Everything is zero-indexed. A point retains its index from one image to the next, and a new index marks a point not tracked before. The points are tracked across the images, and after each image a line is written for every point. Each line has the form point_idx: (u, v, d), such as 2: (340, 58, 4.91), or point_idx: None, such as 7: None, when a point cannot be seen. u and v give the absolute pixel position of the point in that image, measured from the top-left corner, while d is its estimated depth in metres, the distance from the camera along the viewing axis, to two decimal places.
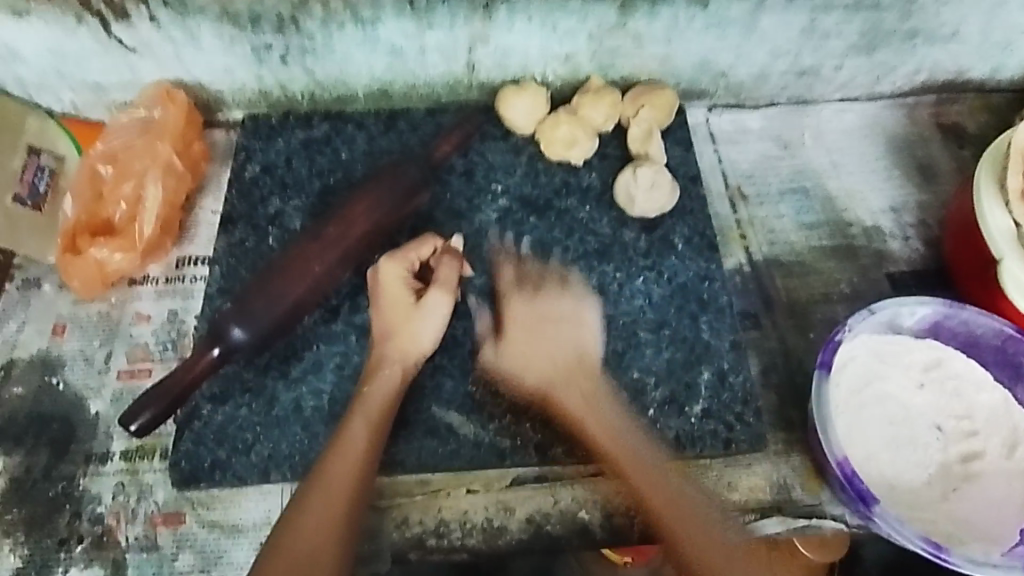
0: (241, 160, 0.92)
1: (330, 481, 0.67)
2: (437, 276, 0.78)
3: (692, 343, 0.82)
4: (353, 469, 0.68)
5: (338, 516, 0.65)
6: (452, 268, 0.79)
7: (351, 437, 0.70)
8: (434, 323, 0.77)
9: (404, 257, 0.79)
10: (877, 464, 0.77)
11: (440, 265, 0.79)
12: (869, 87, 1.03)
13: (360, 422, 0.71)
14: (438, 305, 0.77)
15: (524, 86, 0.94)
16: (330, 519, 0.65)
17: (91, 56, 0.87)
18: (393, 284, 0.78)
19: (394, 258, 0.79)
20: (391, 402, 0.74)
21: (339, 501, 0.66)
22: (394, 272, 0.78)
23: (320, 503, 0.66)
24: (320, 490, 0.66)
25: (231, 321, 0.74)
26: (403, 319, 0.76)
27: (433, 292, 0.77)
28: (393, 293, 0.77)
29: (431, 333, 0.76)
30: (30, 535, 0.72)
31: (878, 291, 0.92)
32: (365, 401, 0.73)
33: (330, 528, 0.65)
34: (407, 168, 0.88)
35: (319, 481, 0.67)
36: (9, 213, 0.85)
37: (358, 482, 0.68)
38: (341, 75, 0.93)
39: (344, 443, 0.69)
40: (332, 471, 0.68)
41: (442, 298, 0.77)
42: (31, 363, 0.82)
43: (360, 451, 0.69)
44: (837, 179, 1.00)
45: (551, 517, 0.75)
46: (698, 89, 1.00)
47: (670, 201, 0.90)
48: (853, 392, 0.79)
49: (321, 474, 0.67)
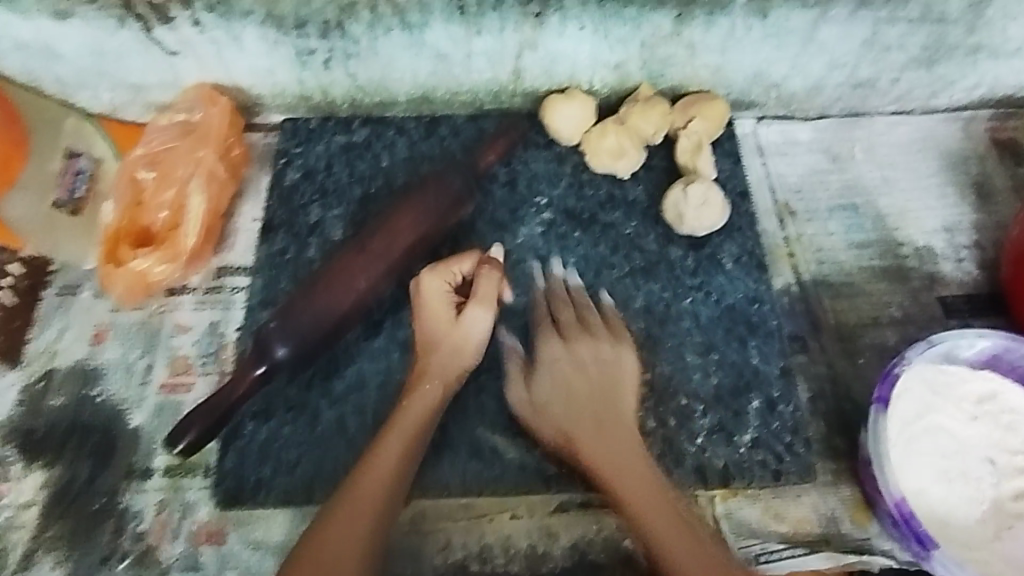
0: (280, 166, 0.90)
1: (359, 499, 0.63)
2: (478, 292, 0.77)
3: (740, 368, 0.81)
4: (384, 489, 0.65)
5: (364, 536, 0.61)
6: (492, 284, 0.78)
7: (383, 454, 0.67)
8: (476, 342, 0.75)
9: (446, 270, 0.77)
10: (929, 499, 0.74)
11: (481, 280, 0.77)
12: (925, 100, 1.00)
13: (395, 440, 0.68)
14: (479, 323, 0.75)
15: (572, 94, 0.90)
16: (356, 539, 0.61)
17: (132, 57, 0.85)
18: (434, 298, 0.76)
19: (435, 271, 0.77)
20: (427, 422, 0.71)
21: (366, 519, 0.62)
22: (435, 286, 0.76)
23: (346, 520, 0.62)
24: (347, 507, 0.62)
25: (276, 338, 0.73)
26: (446, 335, 0.74)
27: (474, 309, 0.76)
28: (435, 308, 0.75)
29: (473, 354, 0.75)
30: (73, 550, 0.73)
31: (930, 315, 0.89)
32: (400, 421, 0.70)
33: (354, 547, 0.60)
34: (452, 179, 0.84)
35: (349, 498, 0.63)
36: (49, 216, 0.85)
37: (388, 503, 0.64)
38: (384, 79, 0.90)
39: (375, 461, 0.66)
40: (362, 487, 0.64)
41: (484, 315, 0.76)
42: (70, 373, 0.81)
43: (391, 469, 0.66)
44: (888, 196, 0.97)
45: (594, 545, 0.74)
46: (748, 99, 0.97)
47: (720, 219, 0.86)
48: (909, 425, 0.76)
49: (351, 492, 0.64)
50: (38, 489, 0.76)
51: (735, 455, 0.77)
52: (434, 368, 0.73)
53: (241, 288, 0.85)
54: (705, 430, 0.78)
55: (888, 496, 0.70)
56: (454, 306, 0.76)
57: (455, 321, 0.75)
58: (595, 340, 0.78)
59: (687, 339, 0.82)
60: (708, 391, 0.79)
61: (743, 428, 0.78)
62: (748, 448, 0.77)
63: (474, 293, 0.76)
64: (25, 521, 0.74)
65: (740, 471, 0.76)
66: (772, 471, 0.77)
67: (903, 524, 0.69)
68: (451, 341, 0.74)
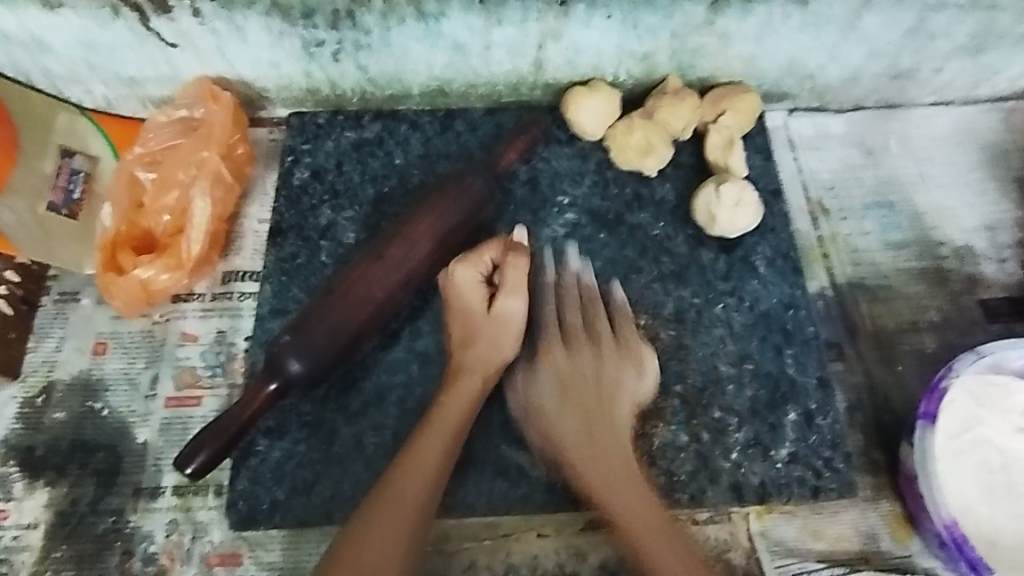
0: (289, 164, 0.85)
1: (397, 497, 0.63)
2: (507, 280, 0.73)
3: (776, 378, 0.77)
4: (423, 486, 0.64)
5: (402, 534, 0.61)
6: (521, 269, 0.74)
7: (422, 453, 0.66)
8: (513, 333, 0.73)
9: (475, 261, 0.74)
10: (976, 517, 0.70)
11: (510, 267, 0.74)
12: (966, 90, 0.95)
13: (436, 435, 0.67)
14: (513, 312, 0.73)
15: (596, 87, 0.85)
16: (395, 537, 0.61)
17: (126, 48, 0.79)
18: (467, 289, 0.73)
19: (466, 262, 0.74)
20: (466, 417, 0.69)
21: (405, 517, 0.62)
22: (466, 277, 0.74)
23: (384, 519, 0.61)
24: (388, 501, 0.62)
25: (289, 353, 0.69)
26: (479, 328, 0.72)
27: (506, 298, 0.73)
28: (466, 300, 0.73)
29: (512, 346, 0.72)
30: (80, 573, 0.70)
31: (971, 319, 0.86)
32: (439, 416, 0.68)
33: (393, 545, 0.61)
34: (472, 180, 0.79)
35: (387, 497, 0.63)
36: (41, 221, 0.79)
37: (428, 500, 0.64)
38: (396, 71, 0.85)
39: (415, 458, 0.65)
40: (401, 485, 0.64)
41: (516, 303, 0.73)
42: (72, 386, 0.77)
43: (432, 466, 0.65)
44: (925, 192, 0.92)
45: (625, 564, 0.71)
46: (781, 91, 0.92)
47: (754, 221, 0.82)
48: (954, 440, 0.71)
49: (388, 490, 0.63)
50: (42, 509, 0.72)
51: (772, 471, 0.74)
52: (471, 364, 0.71)
53: (250, 294, 0.81)
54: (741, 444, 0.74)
55: (939, 518, 0.69)
56: (486, 296, 0.74)
57: (487, 313, 0.73)
58: (596, 339, 0.75)
59: (719, 349, 0.78)
60: (744, 404, 0.76)
61: (779, 443, 0.75)
62: (784, 463, 0.74)
63: (503, 282, 0.73)
64: (29, 543, 0.71)
65: (777, 488, 0.73)
66: (811, 488, 0.73)
67: (955, 549, 0.68)
68: (488, 331, 0.72)
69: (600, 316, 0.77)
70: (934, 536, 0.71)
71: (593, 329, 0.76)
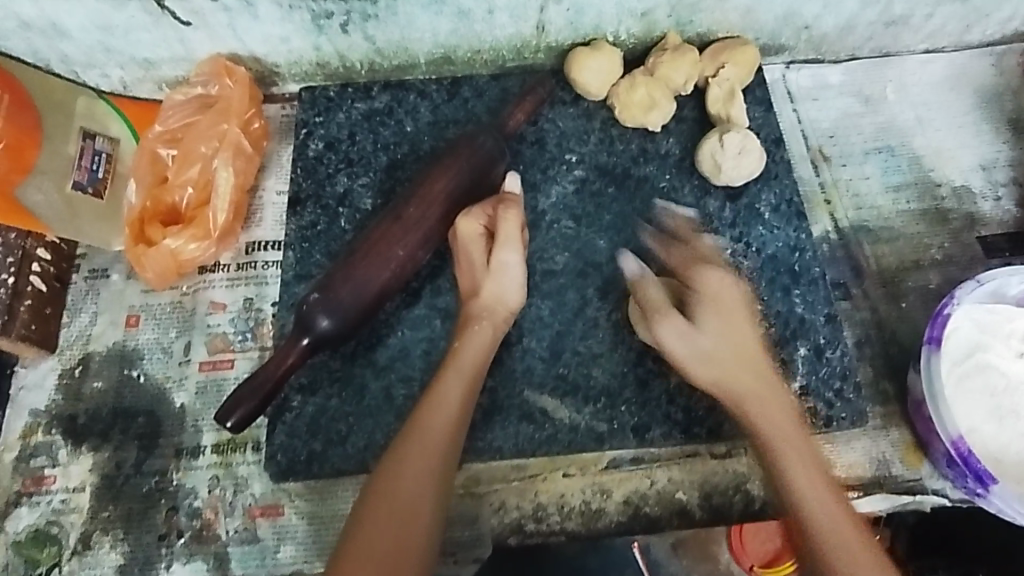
0: (303, 137, 0.88)
1: (426, 435, 0.65)
2: (501, 234, 0.73)
3: (787, 317, 0.80)
4: (448, 425, 0.66)
5: (436, 469, 0.64)
6: (511, 224, 0.74)
7: (445, 395, 0.67)
8: (512, 284, 0.73)
9: (474, 216, 0.75)
10: (980, 437, 0.73)
11: (501, 221, 0.74)
12: (958, 35, 0.97)
13: (456, 378, 0.69)
14: (510, 265, 0.73)
15: (598, 47, 0.87)
16: (427, 474, 0.63)
17: (142, 28, 0.82)
18: (467, 243, 0.75)
19: (465, 216, 0.75)
20: (482, 362, 0.70)
21: (436, 458, 0.64)
22: (467, 231, 0.75)
23: (415, 458, 0.64)
24: (421, 439, 0.65)
25: (318, 311, 0.72)
26: (479, 281, 0.73)
27: (501, 253, 0.73)
28: (468, 252, 0.75)
29: (515, 296, 0.73)
30: (128, 532, 0.73)
31: (971, 255, 0.88)
32: (456, 362, 0.70)
33: (428, 481, 0.63)
34: (483, 140, 0.81)
35: (416, 438, 0.65)
36: (69, 200, 0.82)
37: (453, 438, 0.66)
38: (403, 40, 0.87)
39: (439, 401, 0.67)
40: (427, 426, 0.65)
41: (511, 257, 0.73)
42: (109, 356, 0.80)
43: (456, 407, 0.67)
44: (923, 136, 0.94)
45: (648, 498, 0.75)
46: (778, 43, 0.94)
47: (758, 167, 0.85)
48: (957, 365, 0.74)
49: (417, 431, 0.65)
50: (89, 472, 0.75)
51: None
52: (478, 313, 0.72)
53: (273, 263, 0.84)
54: None
55: (945, 435, 0.71)
56: (484, 249, 0.75)
57: (485, 267, 0.74)
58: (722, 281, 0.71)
59: None
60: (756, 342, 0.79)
61: (792, 377, 0.77)
62: (798, 395, 0.77)
63: (497, 236, 0.73)
64: (78, 505, 0.74)
65: None
66: (824, 418, 0.76)
67: (962, 463, 0.70)
68: (488, 285, 0.73)
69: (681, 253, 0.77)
70: (943, 456, 0.73)
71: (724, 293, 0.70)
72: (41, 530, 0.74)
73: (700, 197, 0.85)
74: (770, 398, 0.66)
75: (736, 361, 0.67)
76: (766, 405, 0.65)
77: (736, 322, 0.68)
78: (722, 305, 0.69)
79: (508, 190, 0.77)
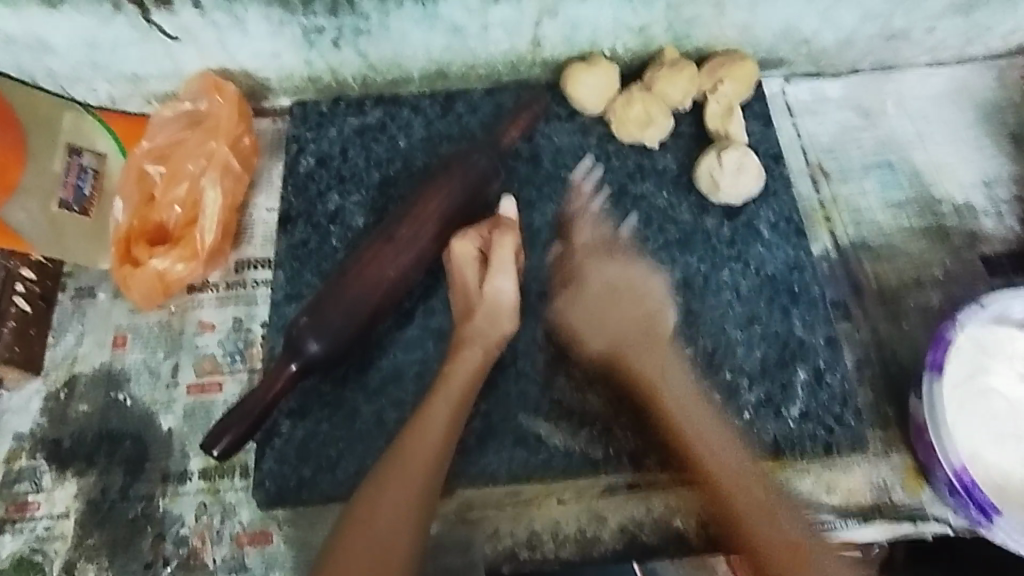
0: (294, 153, 0.87)
1: (407, 463, 0.64)
2: (495, 259, 0.73)
3: (785, 338, 0.79)
4: (433, 452, 0.65)
5: (415, 498, 0.62)
6: (506, 249, 0.73)
7: (429, 422, 0.66)
8: (504, 310, 0.73)
9: (470, 237, 0.74)
10: (983, 463, 0.71)
11: (497, 245, 0.73)
12: (959, 49, 0.95)
13: (441, 405, 0.68)
14: (504, 291, 0.73)
15: (594, 62, 0.86)
16: (408, 502, 0.62)
17: (129, 44, 0.80)
18: (462, 265, 0.74)
19: (460, 237, 0.74)
20: (470, 389, 0.70)
21: (416, 486, 0.63)
22: (463, 253, 0.74)
23: (396, 486, 0.62)
24: (402, 466, 0.64)
25: (307, 334, 0.70)
26: (472, 305, 0.73)
27: (495, 278, 0.73)
28: (462, 274, 0.74)
29: (509, 322, 0.73)
30: (113, 560, 0.71)
31: (973, 274, 0.87)
32: (444, 389, 0.69)
33: (406, 510, 0.62)
34: (478, 158, 0.80)
35: (397, 465, 0.64)
36: (53, 220, 0.80)
37: (437, 466, 0.65)
38: (396, 55, 0.85)
39: (422, 428, 0.66)
40: (411, 453, 0.64)
41: (505, 283, 0.73)
42: (95, 377, 0.79)
43: (439, 435, 0.66)
44: (924, 152, 0.93)
45: (644, 526, 0.73)
46: (776, 57, 0.93)
47: (757, 184, 0.83)
48: (958, 389, 0.73)
49: (397, 458, 0.64)
50: (73, 498, 0.74)
51: (784, 428, 0.75)
52: (470, 337, 0.72)
53: (263, 281, 0.83)
54: (753, 404, 0.76)
55: (948, 465, 0.69)
56: (478, 272, 0.74)
57: (478, 291, 0.73)
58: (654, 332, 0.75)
59: (728, 311, 0.80)
60: (754, 364, 0.77)
61: (792, 400, 0.76)
62: (797, 419, 0.76)
63: (492, 261, 0.73)
64: (63, 532, 0.73)
65: (791, 443, 0.75)
66: (824, 443, 0.75)
67: (964, 493, 0.69)
68: (482, 309, 0.72)
69: (614, 268, 0.77)
70: (944, 484, 0.71)
71: (628, 289, 0.76)
72: (24, 558, 0.72)
73: (698, 215, 0.84)
74: (716, 436, 0.71)
75: (676, 407, 0.72)
76: (707, 440, 0.70)
77: (655, 358, 0.74)
78: (635, 319, 0.74)
79: (503, 213, 0.77)
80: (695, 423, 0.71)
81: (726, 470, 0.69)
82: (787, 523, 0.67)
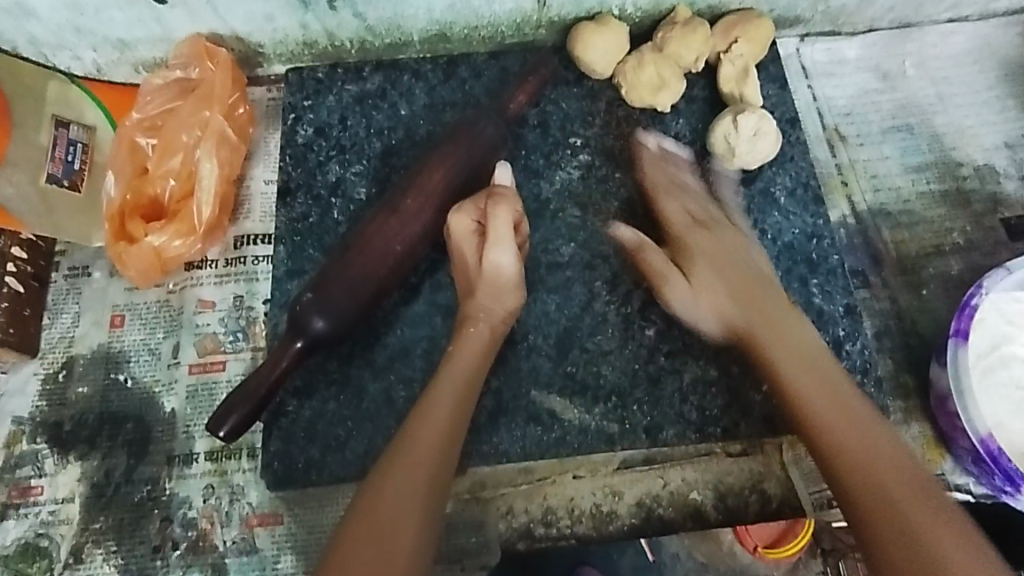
0: (291, 122, 0.83)
1: (413, 448, 0.61)
2: (492, 232, 0.69)
3: (804, 309, 0.76)
4: (440, 437, 0.62)
5: (424, 482, 0.60)
6: (502, 221, 0.69)
7: (434, 407, 0.64)
8: (507, 285, 0.69)
9: (466, 211, 0.70)
10: (1005, 433, 0.70)
11: (494, 217, 0.69)
12: (983, 4, 0.91)
13: (447, 388, 0.65)
14: (504, 265, 0.69)
15: (603, 22, 0.82)
16: (415, 486, 0.59)
17: (112, 7, 0.76)
18: (461, 240, 0.70)
19: (456, 210, 0.70)
20: (478, 368, 0.67)
21: (424, 470, 0.60)
22: (460, 229, 0.70)
23: (402, 470, 0.60)
24: (407, 451, 0.61)
25: (312, 311, 0.67)
26: (474, 282, 0.70)
27: (494, 253, 0.69)
28: (461, 250, 0.70)
29: (512, 296, 0.70)
30: (120, 544, 0.70)
31: (994, 240, 0.84)
32: (450, 369, 0.66)
33: (413, 496, 0.59)
34: (485, 125, 0.76)
35: (403, 450, 0.61)
36: (43, 193, 0.77)
37: (446, 451, 0.62)
38: (396, 17, 0.81)
39: (427, 413, 0.63)
40: (420, 437, 0.61)
41: (505, 257, 0.69)
42: (93, 359, 0.76)
43: (445, 418, 0.63)
44: (944, 113, 0.90)
45: (661, 500, 0.73)
46: (793, 16, 0.89)
47: (774, 149, 0.80)
48: (982, 358, 0.71)
49: (401, 443, 0.61)
50: (77, 481, 0.72)
51: None
52: (475, 313, 0.69)
53: (264, 257, 0.80)
54: None
55: (973, 434, 0.68)
56: (477, 247, 0.70)
57: (478, 267, 0.70)
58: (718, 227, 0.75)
59: None
60: None
61: None
62: None
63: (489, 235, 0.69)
64: (68, 515, 0.71)
65: None
66: None
67: (991, 462, 0.67)
68: (484, 286, 0.69)
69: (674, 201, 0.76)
70: (969, 454, 0.71)
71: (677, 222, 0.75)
72: (29, 544, 0.70)
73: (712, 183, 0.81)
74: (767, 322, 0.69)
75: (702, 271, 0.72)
76: (738, 306, 0.71)
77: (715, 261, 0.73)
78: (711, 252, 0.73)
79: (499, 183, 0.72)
80: (725, 295, 0.71)
81: (807, 366, 0.66)
82: (862, 425, 0.61)
